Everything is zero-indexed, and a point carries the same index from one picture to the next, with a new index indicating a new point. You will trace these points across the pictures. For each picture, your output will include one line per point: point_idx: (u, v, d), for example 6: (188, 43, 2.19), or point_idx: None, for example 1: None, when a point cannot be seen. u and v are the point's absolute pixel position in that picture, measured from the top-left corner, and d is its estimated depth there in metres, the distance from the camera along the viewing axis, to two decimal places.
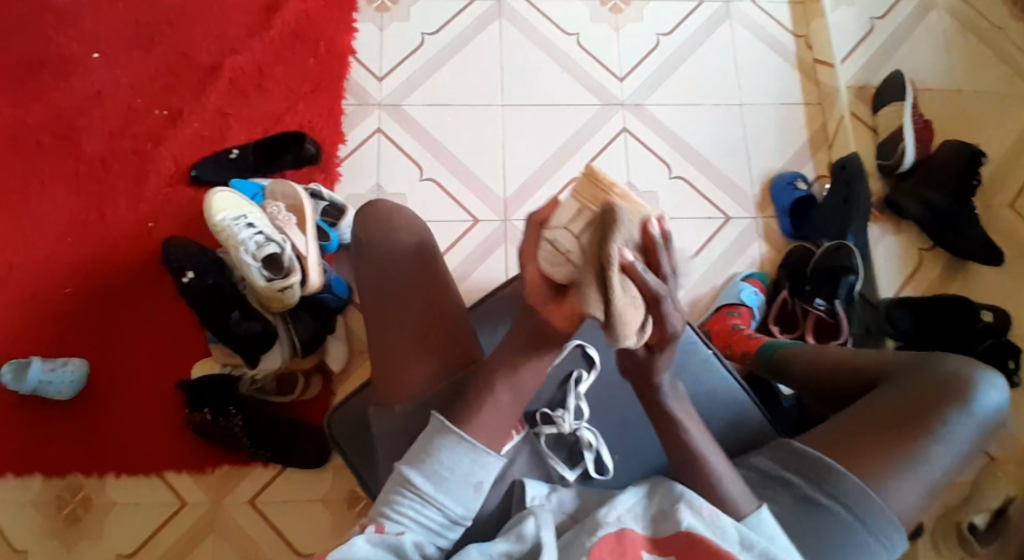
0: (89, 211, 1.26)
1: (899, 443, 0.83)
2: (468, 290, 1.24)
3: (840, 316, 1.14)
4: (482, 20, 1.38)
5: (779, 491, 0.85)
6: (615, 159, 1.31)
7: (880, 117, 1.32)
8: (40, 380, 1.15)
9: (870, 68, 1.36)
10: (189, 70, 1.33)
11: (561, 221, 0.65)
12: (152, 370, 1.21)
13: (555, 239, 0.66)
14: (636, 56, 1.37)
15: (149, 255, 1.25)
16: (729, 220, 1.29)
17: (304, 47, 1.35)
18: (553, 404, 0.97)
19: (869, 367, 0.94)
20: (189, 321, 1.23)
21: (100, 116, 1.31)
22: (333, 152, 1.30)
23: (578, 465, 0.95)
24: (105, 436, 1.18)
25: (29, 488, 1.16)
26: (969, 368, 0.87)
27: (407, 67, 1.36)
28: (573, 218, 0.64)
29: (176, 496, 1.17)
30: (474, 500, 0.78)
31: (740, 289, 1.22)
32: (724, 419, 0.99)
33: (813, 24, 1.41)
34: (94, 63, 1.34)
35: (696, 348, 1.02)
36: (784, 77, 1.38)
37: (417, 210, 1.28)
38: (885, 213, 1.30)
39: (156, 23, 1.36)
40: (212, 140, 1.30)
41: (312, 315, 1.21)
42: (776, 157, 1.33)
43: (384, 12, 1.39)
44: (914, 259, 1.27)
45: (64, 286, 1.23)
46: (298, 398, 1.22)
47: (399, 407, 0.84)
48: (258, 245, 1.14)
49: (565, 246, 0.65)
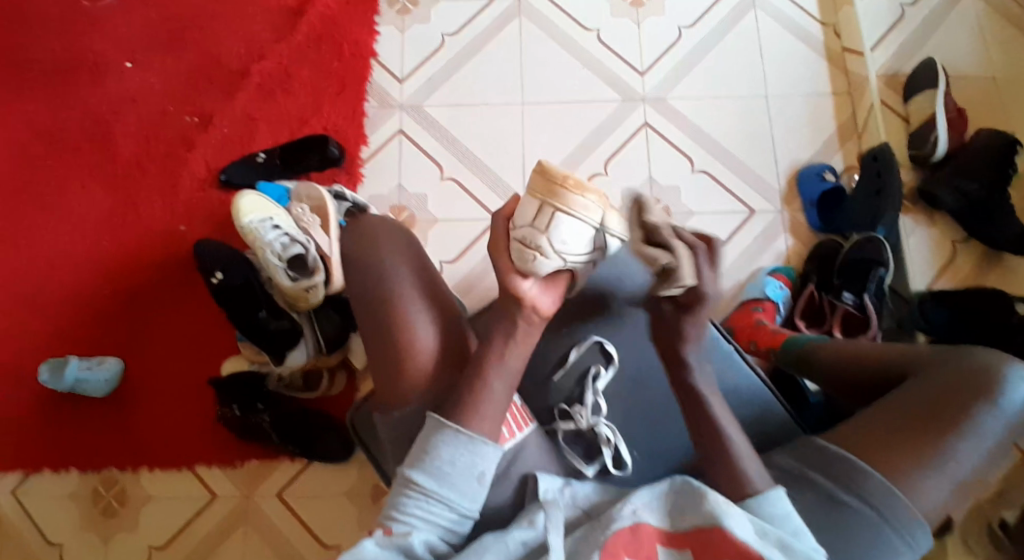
0: (123, 214, 1.31)
1: (926, 441, 0.81)
2: (489, 289, 1.25)
3: (869, 311, 1.11)
4: (502, 19, 1.38)
5: (802, 488, 0.84)
6: (637, 154, 1.30)
7: (912, 106, 1.26)
8: (77, 378, 1.20)
9: (901, 56, 1.32)
10: (218, 75, 1.37)
11: (525, 220, 0.83)
12: (182, 369, 1.25)
13: (522, 236, 0.83)
14: (657, 49, 1.36)
15: (181, 257, 1.29)
16: (753, 214, 1.27)
17: (328, 50, 1.37)
18: (571, 400, 1.00)
19: (898, 359, 0.91)
20: (219, 321, 1.27)
21: (133, 121, 1.35)
22: (356, 153, 1.31)
23: (595, 460, 0.96)
24: (140, 432, 1.23)
25: (69, 480, 1.21)
26: (999, 362, 0.84)
27: (430, 67, 1.37)
28: (537, 214, 0.82)
29: (208, 490, 1.21)
30: (479, 491, 0.80)
31: (765, 284, 1.20)
32: (742, 419, 0.98)
33: (841, 11, 1.36)
34: (127, 71, 1.38)
35: (720, 344, 1.00)
36: (812, 66, 1.34)
37: (439, 209, 1.29)
38: (918, 205, 1.25)
39: (187, 29, 1.40)
40: (241, 144, 1.33)
41: (336, 310, 1.23)
42: (804, 148, 1.29)
43: (405, 13, 1.40)
44: (948, 250, 1.22)
45: (100, 286, 1.28)
46: (324, 394, 1.25)
47: (397, 413, 0.87)
48: (283, 245, 1.17)
49: (530, 241, 0.83)
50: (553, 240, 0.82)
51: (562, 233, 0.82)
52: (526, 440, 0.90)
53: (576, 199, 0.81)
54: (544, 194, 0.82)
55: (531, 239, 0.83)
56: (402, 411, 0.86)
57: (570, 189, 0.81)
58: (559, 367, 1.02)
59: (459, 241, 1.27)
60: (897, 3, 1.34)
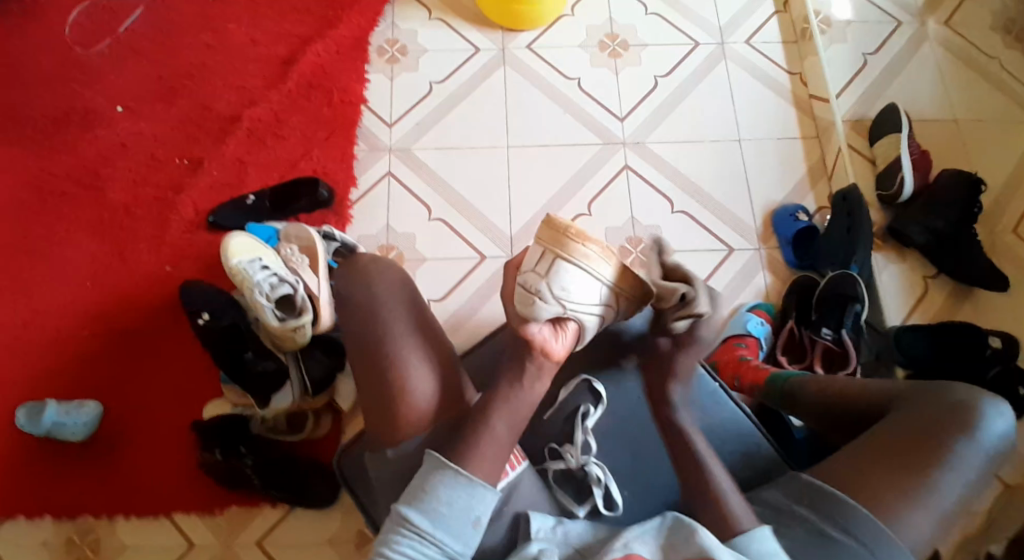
0: (108, 256, 1.31)
1: (911, 476, 0.82)
2: (478, 324, 1.26)
3: (846, 345, 1.15)
4: (487, 68, 1.44)
5: (791, 523, 0.85)
6: (618, 195, 1.34)
7: (878, 148, 1.33)
8: (55, 421, 1.17)
9: (865, 102, 1.39)
10: (210, 121, 1.39)
11: (531, 265, 0.94)
12: (164, 411, 1.23)
13: (527, 280, 0.93)
14: (635, 97, 1.42)
15: (166, 298, 1.29)
16: (732, 251, 1.31)
17: (317, 98, 1.41)
18: (561, 440, 1.01)
19: (880, 397, 0.93)
20: (204, 362, 1.26)
21: (122, 165, 1.36)
22: (345, 195, 1.34)
23: (586, 501, 0.96)
24: (117, 477, 1.19)
25: (40, 528, 1.17)
26: (976, 398, 0.86)
27: (417, 113, 1.41)
28: (540, 261, 0.93)
29: (185, 538, 1.17)
30: (473, 535, 0.79)
31: (746, 320, 1.23)
32: (731, 450, 0.99)
33: (807, 61, 1.44)
34: (118, 116, 1.40)
35: (704, 382, 1.03)
36: (781, 113, 1.41)
37: (427, 248, 1.31)
38: (888, 242, 1.29)
39: (179, 76, 1.43)
40: (230, 186, 1.35)
41: (323, 352, 1.23)
42: (777, 189, 1.35)
43: (394, 63, 1.45)
44: (919, 286, 1.26)
45: (82, 328, 1.26)
46: (309, 436, 1.23)
47: (395, 452, 0.87)
48: (272, 286, 1.17)
49: (532, 285, 0.92)
50: (553, 285, 0.92)
51: (563, 279, 0.92)
52: (520, 477, 0.90)
53: (579, 248, 0.92)
54: (550, 242, 0.93)
55: (533, 283, 0.93)
56: (399, 449, 0.86)
57: (573, 239, 0.92)
58: (550, 408, 1.03)
59: (447, 279, 1.29)
60: (859, 52, 1.43)
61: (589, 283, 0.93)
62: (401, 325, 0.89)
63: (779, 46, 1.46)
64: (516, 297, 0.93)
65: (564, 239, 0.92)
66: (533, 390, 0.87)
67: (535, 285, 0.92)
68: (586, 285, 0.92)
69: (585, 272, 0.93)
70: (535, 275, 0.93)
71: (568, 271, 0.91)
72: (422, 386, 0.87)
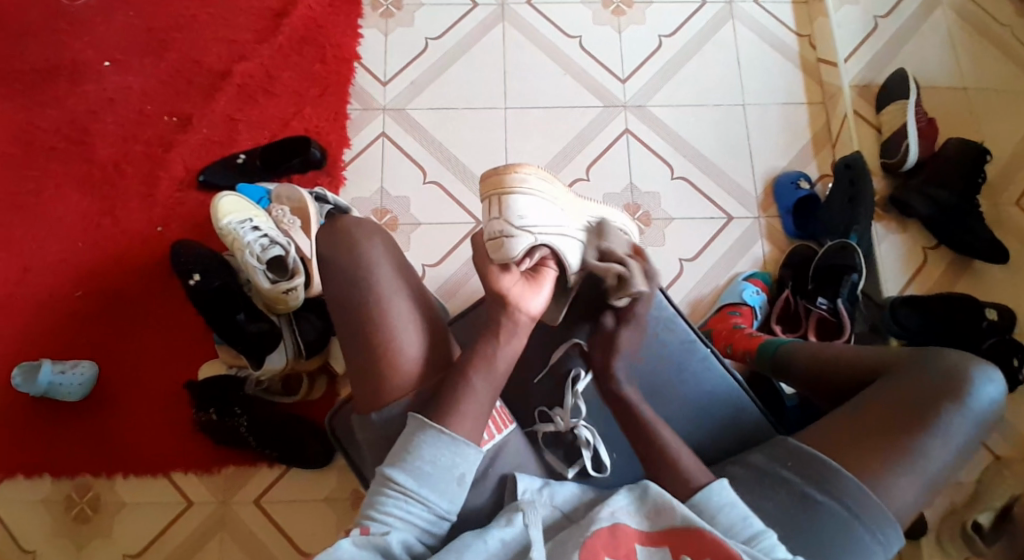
0: (99, 216, 1.29)
1: (896, 442, 0.80)
2: (471, 291, 1.25)
3: (841, 315, 1.13)
4: (485, 25, 1.40)
5: (775, 489, 0.83)
6: (618, 160, 1.31)
7: (884, 115, 1.30)
8: (51, 382, 1.17)
9: (874, 67, 1.35)
10: (200, 76, 1.36)
11: (488, 219, 0.90)
12: (158, 373, 1.23)
13: (490, 230, 0.89)
14: (639, 58, 1.38)
15: (158, 258, 1.27)
16: (731, 220, 1.29)
17: (310, 53, 1.37)
18: (552, 403, 1.00)
19: (870, 363, 0.91)
20: (198, 325, 1.25)
21: (111, 121, 1.33)
22: (338, 156, 1.31)
23: (575, 463, 0.97)
24: (113, 437, 1.20)
25: (40, 486, 1.19)
26: (967, 364, 0.84)
27: (413, 71, 1.37)
28: (490, 208, 0.91)
29: (183, 496, 1.19)
30: (458, 492, 0.80)
31: (742, 289, 1.22)
32: (723, 418, 0.98)
33: (816, 23, 1.39)
34: (105, 70, 1.36)
35: (696, 348, 1.00)
36: (787, 76, 1.37)
37: (421, 212, 1.29)
38: (889, 212, 1.27)
39: (167, 28, 1.38)
40: (222, 145, 1.32)
41: (318, 316, 1.22)
42: (780, 157, 1.32)
43: (389, 17, 1.40)
44: (919, 256, 1.25)
45: (74, 289, 1.26)
46: (304, 399, 1.24)
47: (378, 415, 0.85)
48: (263, 247, 1.15)
49: (497, 230, 0.88)
50: (512, 217, 0.88)
51: (517, 207, 0.89)
52: (507, 440, 0.88)
53: (516, 176, 0.91)
54: (492, 189, 0.91)
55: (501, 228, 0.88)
56: (382, 412, 0.85)
57: (507, 174, 0.91)
58: (540, 370, 1.02)
59: (441, 245, 1.28)
60: (870, 15, 1.38)
61: (543, 205, 0.91)
62: (384, 285, 0.87)
63: (789, 5, 1.42)
64: (488, 250, 0.89)
65: (500, 176, 0.91)
66: (509, 346, 0.85)
67: (499, 227, 0.88)
68: (538, 203, 0.90)
69: (534, 196, 0.91)
70: (493, 220, 0.89)
71: (518, 198, 0.89)
72: (413, 334, 0.86)
